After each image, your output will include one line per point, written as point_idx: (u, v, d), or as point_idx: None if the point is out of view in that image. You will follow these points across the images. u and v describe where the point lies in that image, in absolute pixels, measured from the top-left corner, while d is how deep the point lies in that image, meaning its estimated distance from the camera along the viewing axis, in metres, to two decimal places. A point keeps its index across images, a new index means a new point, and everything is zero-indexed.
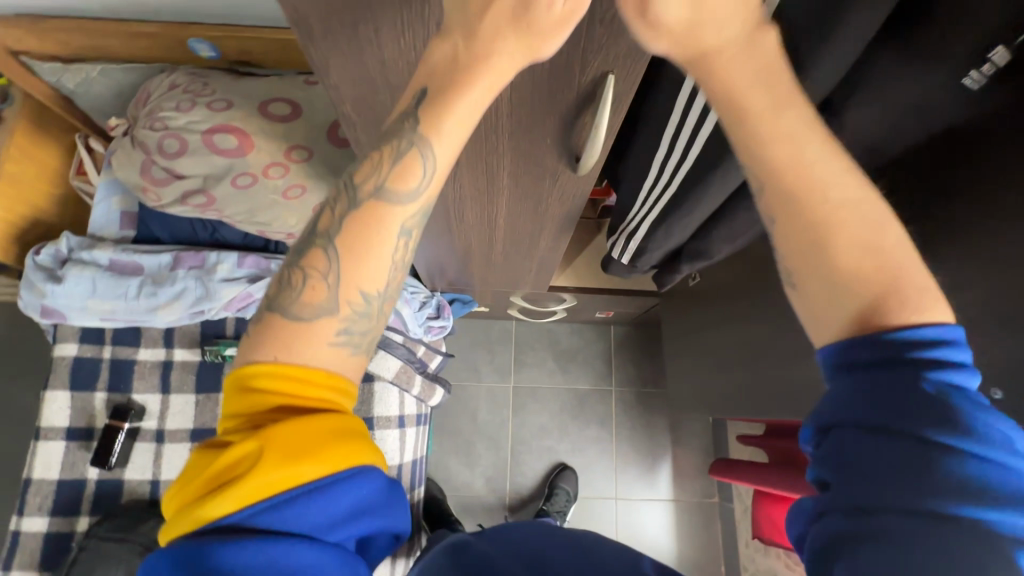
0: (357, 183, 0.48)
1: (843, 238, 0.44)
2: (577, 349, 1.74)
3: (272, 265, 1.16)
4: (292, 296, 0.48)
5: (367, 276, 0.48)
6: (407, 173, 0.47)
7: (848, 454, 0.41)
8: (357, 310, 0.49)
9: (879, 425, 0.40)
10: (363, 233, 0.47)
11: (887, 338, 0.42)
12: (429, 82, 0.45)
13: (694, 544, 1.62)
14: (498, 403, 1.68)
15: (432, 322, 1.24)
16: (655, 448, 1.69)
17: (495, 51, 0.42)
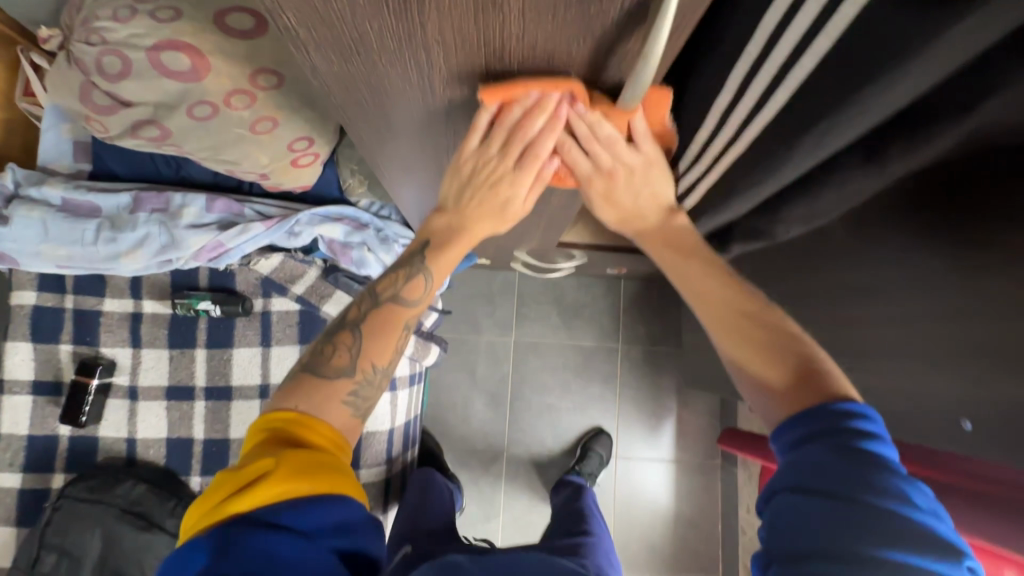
0: (380, 291, 0.68)
1: (750, 340, 0.64)
2: (584, 304, 1.63)
3: (246, 211, 1.03)
4: (323, 362, 0.64)
5: (381, 355, 0.66)
6: (415, 287, 0.68)
7: (790, 518, 0.52)
8: (368, 377, 0.65)
9: (807, 488, 0.52)
10: (381, 324, 0.67)
11: (817, 418, 0.56)
12: (432, 238, 0.68)
13: (693, 505, 1.60)
14: (498, 358, 1.61)
15: None
16: (659, 408, 1.63)
17: (477, 223, 0.66)
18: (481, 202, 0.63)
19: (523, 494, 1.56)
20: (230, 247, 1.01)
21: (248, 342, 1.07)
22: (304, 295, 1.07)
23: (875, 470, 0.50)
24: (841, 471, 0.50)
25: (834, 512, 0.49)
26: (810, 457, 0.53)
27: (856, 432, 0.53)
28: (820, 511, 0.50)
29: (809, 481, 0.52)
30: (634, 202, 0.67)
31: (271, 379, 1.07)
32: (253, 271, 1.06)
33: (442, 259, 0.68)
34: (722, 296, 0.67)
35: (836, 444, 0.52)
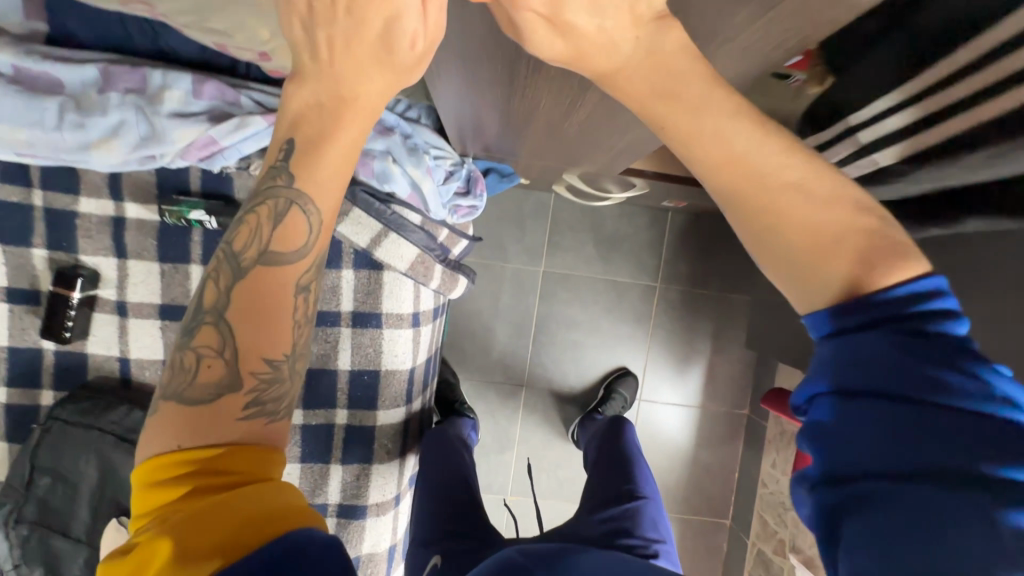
0: (236, 252, 0.52)
1: (804, 227, 0.41)
2: (624, 236, 1.47)
3: (243, 100, 0.83)
4: (186, 380, 0.48)
5: (275, 344, 0.50)
6: (291, 230, 0.52)
7: (831, 426, 0.41)
8: (268, 379, 0.50)
9: (865, 387, 0.40)
10: (255, 300, 0.50)
11: (877, 298, 0.40)
12: (292, 133, 0.51)
13: (714, 452, 1.54)
14: (524, 288, 1.47)
15: (459, 203, 0.95)
16: (691, 353, 1.52)
17: (360, 83, 0.47)
18: (347, 39, 0.44)
19: (540, 429, 1.50)
20: (225, 146, 0.82)
21: None
22: None
23: (939, 357, 0.38)
24: (905, 364, 0.39)
25: (899, 415, 0.38)
26: (864, 349, 0.40)
27: (915, 314, 0.40)
28: (888, 422, 0.38)
29: (864, 380, 0.40)
30: (591, 27, 0.38)
31: None
32: (254, 177, 0.88)
33: (321, 178, 0.51)
34: (760, 158, 0.41)
35: (895, 330, 0.39)
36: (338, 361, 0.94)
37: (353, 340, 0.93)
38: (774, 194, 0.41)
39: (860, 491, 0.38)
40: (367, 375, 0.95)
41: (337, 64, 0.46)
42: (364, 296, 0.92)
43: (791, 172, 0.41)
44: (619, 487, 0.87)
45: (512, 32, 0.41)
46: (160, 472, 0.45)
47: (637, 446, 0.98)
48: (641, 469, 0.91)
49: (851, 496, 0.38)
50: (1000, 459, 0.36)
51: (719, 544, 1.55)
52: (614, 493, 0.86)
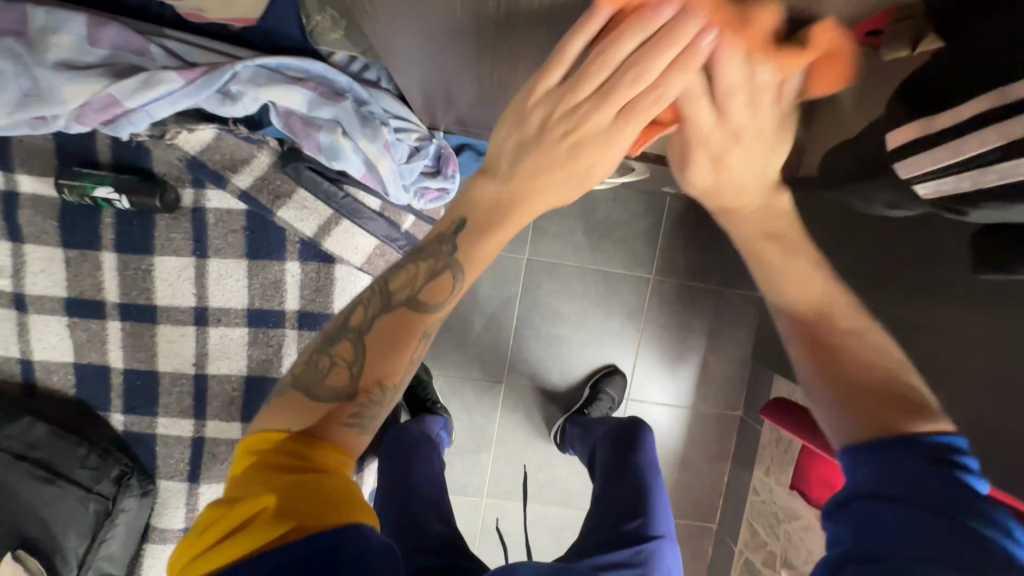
0: (391, 289, 0.48)
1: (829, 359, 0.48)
2: (617, 222, 1.33)
3: (154, 50, 0.66)
4: (315, 378, 0.44)
5: (392, 371, 0.45)
6: (439, 288, 0.48)
7: (857, 521, 0.40)
8: (377, 399, 0.44)
9: (876, 493, 0.41)
10: (391, 336, 0.46)
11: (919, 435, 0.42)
12: (467, 214, 0.51)
13: (703, 455, 1.45)
14: (506, 277, 1.34)
15: (427, 185, 0.78)
16: (685, 350, 1.41)
17: (539, 195, 0.49)
18: (549, 165, 0.47)
19: (520, 429, 1.39)
20: (133, 109, 0.66)
21: (176, 249, 0.77)
22: (249, 191, 0.74)
23: (963, 495, 0.39)
24: (923, 483, 0.39)
25: (917, 518, 0.38)
26: (893, 465, 0.41)
27: (934, 444, 0.41)
28: (909, 518, 0.38)
29: (882, 484, 0.41)
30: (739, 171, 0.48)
31: (209, 302, 0.78)
32: (176, 149, 0.72)
33: (480, 256, 0.50)
34: (820, 288, 0.51)
35: (918, 455, 0.41)
36: (281, 368, 0.80)
37: (299, 344, 0.80)
38: (838, 338, 0.49)
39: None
40: None
41: (522, 176, 0.48)
42: (313, 294, 0.78)
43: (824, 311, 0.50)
44: (625, 525, 0.75)
45: (675, 156, 0.51)
46: (262, 442, 0.42)
47: (654, 460, 0.83)
48: (654, 504, 0.77)
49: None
50: None
51: (705, 549, 1.47)
52: (618, 535, 0.74)
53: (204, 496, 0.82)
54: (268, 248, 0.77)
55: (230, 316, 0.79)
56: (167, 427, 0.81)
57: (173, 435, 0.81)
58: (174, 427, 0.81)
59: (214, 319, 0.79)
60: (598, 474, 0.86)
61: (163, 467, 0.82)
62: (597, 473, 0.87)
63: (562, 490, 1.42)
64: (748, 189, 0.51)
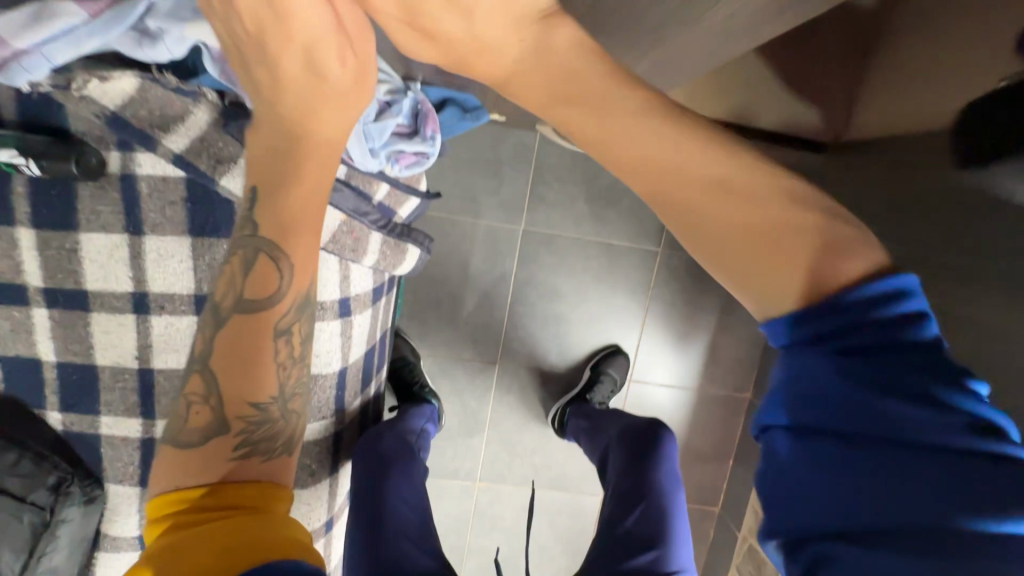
0: (216, 301, 0.48)
1: (770, 270, 0.39)
2: (623, 189, 1.21)
3: None
4: (178, 425, 0.46)
5: (258, 388, 0.47)
6: (265, 280, 0.49)
7: (779, 463, 0.38)
8: (257, 420, 0.47)
9: (800, 423, 0.37)
10: (238, 350, 0.47)
11: (830, 313, 0.36)
12: (257, 181, 0.51)
13: (708, 438, 1.37)
14: (501, 249, 1.22)
15: (401, 148, 0.67)
16: (693, 330, 1.31)
17: (324, 120, 0.51)
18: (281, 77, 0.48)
19: (515, 411, 1.31)
20: (25, 50, 0.51)
21: (105, 225, 0.65)
22: (186, 155, 0.61)
23: (912, 381, 0.35)
24: (846, 399, 0.36)
25: (852, 458, 0.35)
26: (803, 377, 0.37)
27: (863, 310, 0.36)
28: (838, 464, 0.35)
29: (805, 414, 0.37)
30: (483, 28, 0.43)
31: (149, 286, 0.67)
32: (90, 104, 0.58)
33: (295, 234, 0.51)
34: (693, 167, 0.42)
35: (834, 360, 0.36)
36: None
37: None
38: (708, 201, 0.41)
39: (822, 552, 0.35)
40: None
41: (285, 101, 0.49)
42: None
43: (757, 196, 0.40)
44: (637, 556, 0.71)
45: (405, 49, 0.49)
46: (165, 510, 0.44)
47: (675, 478, 0.80)
48: (673, 533, 0.74)
49: (811, 554, 0.35)
50: (982, 512, 0.32)
51: (706, 533, 1.43)
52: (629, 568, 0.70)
53: None
54: (216, 223, 0.65)
55: (175, 303, 0.68)
56: (112, 427, 0.71)
57: (119, 436, 0.72)
58: (120, 427, 0.71)
59: (156, 306, 0.68)
60: (612, 482, 0.85)
61: (111, 471, 0.73)
62: (611, 475, 0.87)
63: (559, 475, 1.35)
64: (504, 54, 0.44)
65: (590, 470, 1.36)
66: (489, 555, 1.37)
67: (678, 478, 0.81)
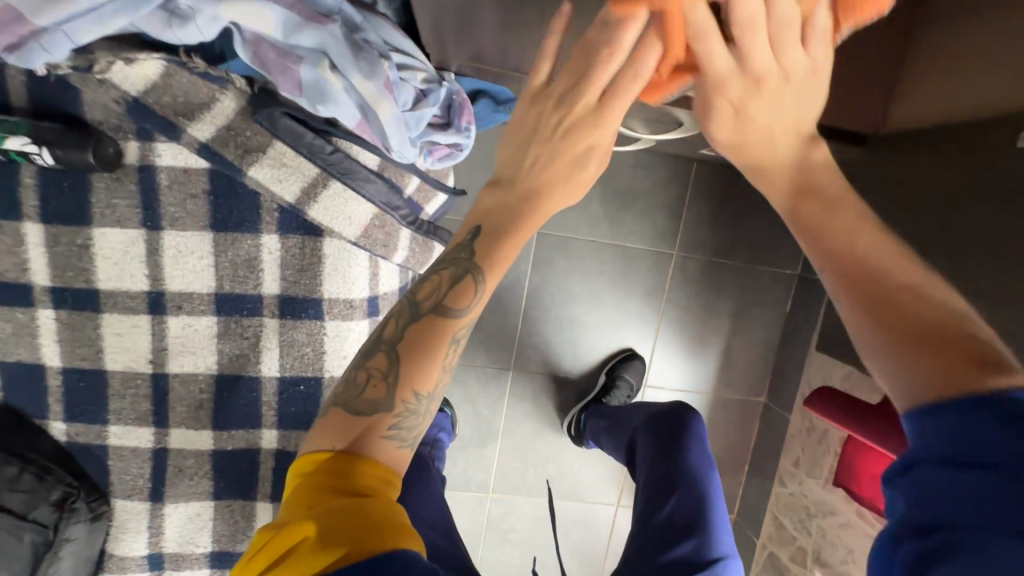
0: (415, 299, 0.43)
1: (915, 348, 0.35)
2: (637, 191, 1.20)
3: None
4: (351, 394, 0.40)
5: (427, 378, 0.41)
6: (463, 295, 0.43)
7: (922, 487, 0.31)
8: (413, 411, 0.40)
9: (948, 452, 0.31)
10: (423, 346, 0.41)
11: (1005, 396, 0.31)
12: (482, 224, 0.47)
13: (724, 444, 1.35)
14: (514, 253, 1.20)
15: (436, 139, 0.65)
16: (708, 333, 1.29)
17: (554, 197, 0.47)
18: (555, 155, 0.46)
19: (528, 419, 1.28)
20: (47, 29, 0.48)
21: (120, 219, 0.61)
22: (210, 144, 0.58)
23: None
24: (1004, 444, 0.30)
25: (1005, 495, 0.29)
26: (958, 421, 0.31)
27: None
28: (988, 500, 0.29)
29: (949, 445, 0.31)
30: (766, 122, 0.42)
31: (166, 285, 0.63)
32: (111, 88, 0.56)
33: (496, 256, 0.45)
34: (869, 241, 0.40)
35: (993, 407, 0.31)
36: (260, 365, 0.65)
37: (281, 336, 0.65)
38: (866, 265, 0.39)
39: (950, 538, 0.29)
40: (303, 385, 0.66)
41: (553, 175, 0.46)
42: (295, 275, 0.63)
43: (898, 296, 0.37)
44: (677, 546, 0.69)
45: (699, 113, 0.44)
46: (309, 464, 0.37)
47: (708, 463, 0.77)
48: (712, 520, 0.71)
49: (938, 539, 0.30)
50: None
51: None
52: (664, 562, 0.67)
53: (170, 516, 0.69)
54: (239, 217, 0.62)
55: (193, 302, 0.64)
56: (121, 437, 0.66)
57: (128, 447, 0.66)
58: (130, 436, 0.66)
59: (173, 307, 0.64)
60: (642, 471, 0.82)
61: (118, 485, 0.67)
62: (640, 467, 0.84)
63: (574, 484, 1.32)
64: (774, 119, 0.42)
65: (605, 479, 1.32)
66: (503, 570, 1.32)
67: (710, 459, 0.78)
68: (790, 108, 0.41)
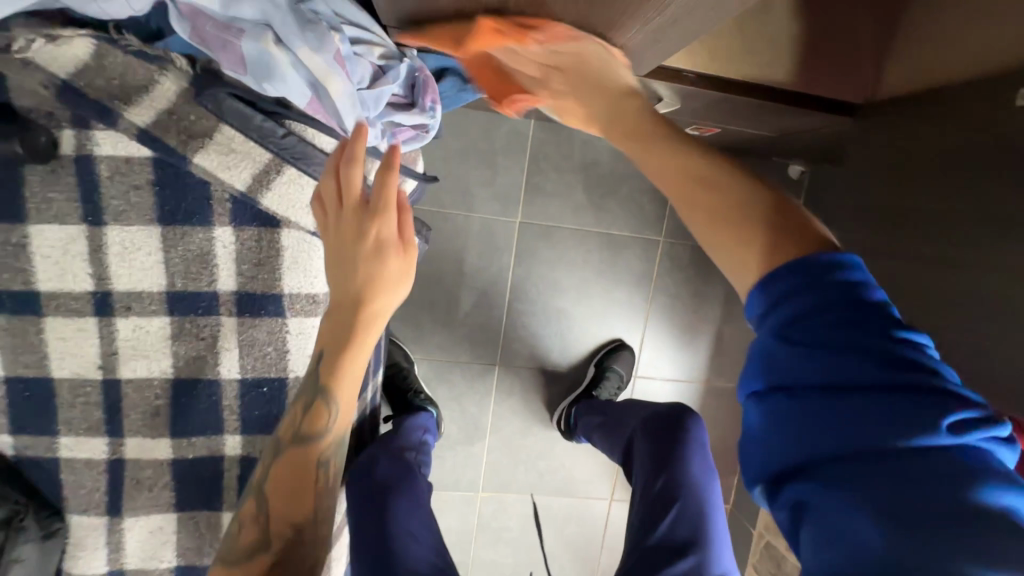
0: (281, 433, 0.59)
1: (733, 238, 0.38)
2: (622, 176, 1.16)
3: None
4: (228, 547, 0.57)
5: (295, 513, 0.58)
6: (318, 416, 0.58)
7: (776, 432, 0.35)
8: (291, 539, 0.58)
9: (795, 391, 0.34)
10: (287, 486, 0.58)
11: (820, 291, 0.34)
12: (325, 347, 0.58)
13: (718, 433, 1.33)
14: (497, 245, 1.16)
15: (396, 120, 0.61)
16: (699, 320, 1.26)
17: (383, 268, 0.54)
18: (347, 247, 0.53)
19: (517, 414, 1.24)
20: None
21: (58, 214, 0.56)
22: (151, 129, 0.54)
23: (869, 356, 0.33)
24: (845, 370, 0.33)
25: (842, 419, 0.32)
26: (789, 357, 0.34)
27: (852, 304, 0.34)
28: (833, 427, 0.33)
29: (791, 383, 0.34)
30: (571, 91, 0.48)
31: (113, 284, 0.59)
32: (37, 71, 0.51)
33: (341, 377, 0.58)
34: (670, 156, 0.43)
35: (823, 325, 0.33)
36: (219, 367, 0.61)
37: (241, 336, 0.61)
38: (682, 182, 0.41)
39: (797, 497, 0.33)
40: (267, 388, 0.62)
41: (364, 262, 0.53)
42: (253, 269, 0.59)
43: (751, 216, 0.38)
44: (674, 563, 0.67)
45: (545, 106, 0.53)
46: None
47: (706, 471, 0.74)
48: (711, 534, 0.70)
49: (790, 499, 0.34)
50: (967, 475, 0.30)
51: None
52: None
53: (130, 532, 0.64)
54: (188, 209, 0.57)
55: (143, 302, 0.59)
56: (72, 449, 0.62)
57: (82, 459, 0.62)
58: (83, 448, 0.62)
59: (121, 307, 0.59)
60: (640, 473, 0.78)
61: (73, 501, 0.63)
62: (637, 467, 0.81)
63: (566, 479, 1.29)
64: (585, 86, 0.48)
65: (597, 473, 1.29)
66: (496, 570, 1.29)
67: (710, 468, 0.75)
68: (591, 76, 0.47)
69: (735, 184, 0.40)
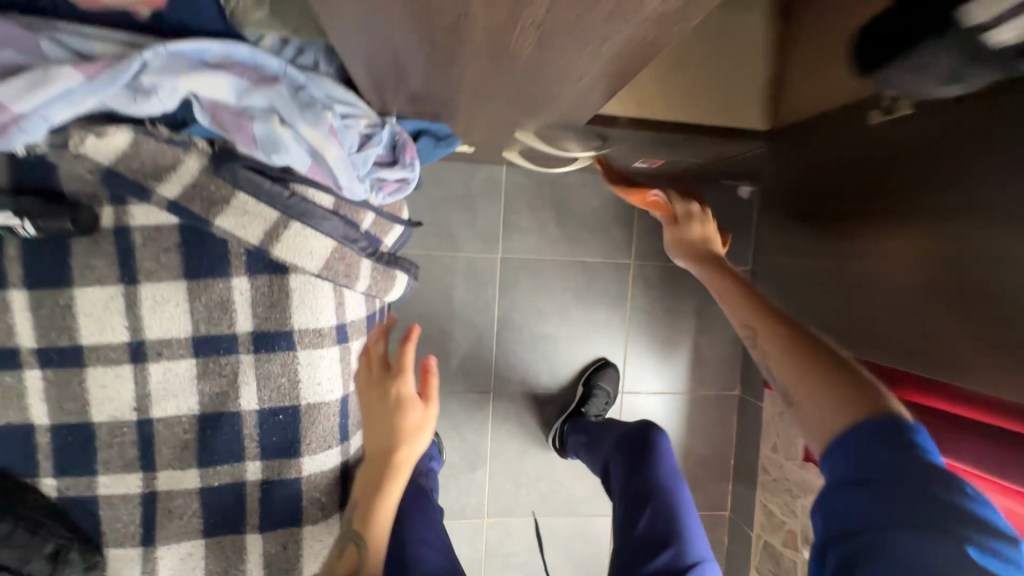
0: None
1: (779, 357, 0.59)
2: (589, 209, 1.28)
3: (43, 44, 0.57)
4: None
5: None
6: (349, 556, 0.64)
7: (840, 509, 0.48)
8: None
9: (854, 478, 0.48)
10: None
11: (895, 430, 0.48)
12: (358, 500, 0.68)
13: (707, 440, 1.40)
14: (482, 280, 1.26)
15: (382, 176, 0.73)
16: (675, 335, 1.36)
17: (410, 415, 0.68)
18: (372, 407, 0.69)
19: (514, 438, 1.31)
20: (23, 114, 0.55)
21: (99, 277, 0.66)
22: (180, 200, 0.65)
23: (916, 458, 0.46)
24: (887, 463, 0.46)
25: (889, 500, 0.45)
26: (856, 447, 0.49)
27: (907, 433, 0.48)
28: (880, 510, 0.45)
29: (858, 474, 0.48)
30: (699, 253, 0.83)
31: (145, 334, 0.68)
32: (85, 161, 0.62)
33: (373, 530, 0.66)
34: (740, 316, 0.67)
35: (884, 438, 0.48)
36: (239, 400, 0.70)
37: (258, 370, 0.69)
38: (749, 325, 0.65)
39: (847, 548, 0.46)
40: (282, 415, 0.70)
41: (388, 420, 0.68)
42: (267, 311, 0.69)
43: (809, 355, 0.57)
44: (654, 558, 0.73)
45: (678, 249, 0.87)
46: None
47: (675, 475, 0.82)
48: (685, 529, 0.76)
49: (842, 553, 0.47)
50: (989, 540, 0.42)
51: (720, 539, 1.42)
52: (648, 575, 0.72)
53: (163, 560, 0.71)
54: (210, 264, 0.67)
55: (172, 348, 0.68)
56: (109, 486, 0.69)
57: (118, 494, 0.69)
58: (119, 485, 0.69)
59: (154, 353, 0.68)
60: (617, 489, 0.86)
61: (111, 534, 0.70)
62: (614, 484, 0.89)
63: (567, 498, 1.34)
64: (701, 269, 0.80)
65: (596, 489, 1.35)
66: None
67: (678, 473, 0.82)
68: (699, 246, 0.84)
69: (781, 331, 0.61)
